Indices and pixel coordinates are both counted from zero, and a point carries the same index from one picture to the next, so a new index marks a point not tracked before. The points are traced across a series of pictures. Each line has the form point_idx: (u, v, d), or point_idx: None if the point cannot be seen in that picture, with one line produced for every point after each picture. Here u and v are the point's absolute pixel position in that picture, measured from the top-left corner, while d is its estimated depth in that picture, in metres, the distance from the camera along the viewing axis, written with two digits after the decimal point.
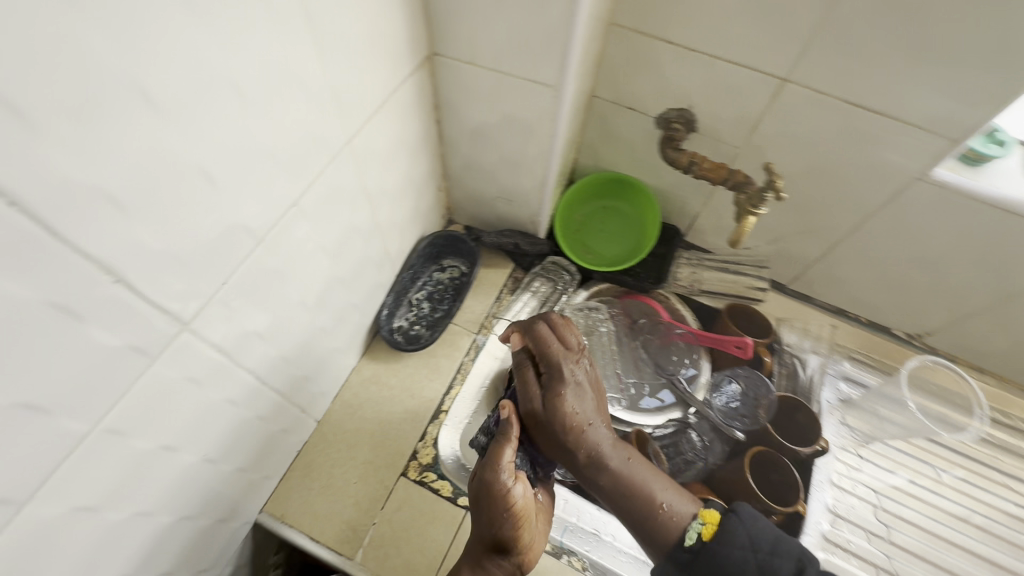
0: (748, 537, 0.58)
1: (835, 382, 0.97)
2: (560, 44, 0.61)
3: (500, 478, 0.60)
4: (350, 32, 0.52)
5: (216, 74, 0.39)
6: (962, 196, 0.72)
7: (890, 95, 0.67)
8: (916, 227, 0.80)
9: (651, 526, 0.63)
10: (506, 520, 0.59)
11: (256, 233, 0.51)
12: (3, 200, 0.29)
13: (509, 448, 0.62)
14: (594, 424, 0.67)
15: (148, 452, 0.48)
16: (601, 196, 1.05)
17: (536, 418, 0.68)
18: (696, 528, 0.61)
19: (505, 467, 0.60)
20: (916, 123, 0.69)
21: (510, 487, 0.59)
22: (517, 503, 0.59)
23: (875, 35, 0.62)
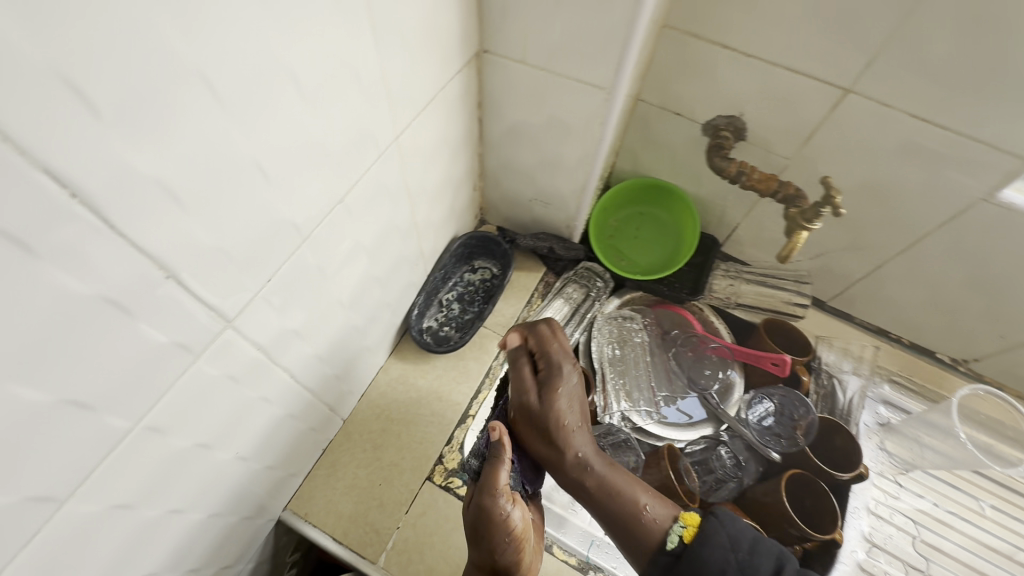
0: (727, 537, 0.57)
1: (874, 405, 0.94)
2: (619, 46, 0.59)
3: (496, 502, 0.58)
4: (407, 26, 0.51)
5: (279, 66, 0.37)
6: None
7: (961, 111, 0.64)
8: (974, 249, 0.77)
9: (633, 529, 0.63)
10: (507, 545, 0.58)
11: (302, 230, 0.49)
12: (67, 192, 0.28)
13: (505, 470, 0.60)
14: (576, 427, 0.69)
15: (184, 450, 0.47)
16: (637, 202, 1.02)
17: (529, 410, 0.70)
18: (678, 530, 0.60)
19: (503, 491, 0.58)
20: (986, 141, 0.65)
21: (508, 512, 0.58)
22: (516, 527, 0.58)
23: (952, 47, 0.59)
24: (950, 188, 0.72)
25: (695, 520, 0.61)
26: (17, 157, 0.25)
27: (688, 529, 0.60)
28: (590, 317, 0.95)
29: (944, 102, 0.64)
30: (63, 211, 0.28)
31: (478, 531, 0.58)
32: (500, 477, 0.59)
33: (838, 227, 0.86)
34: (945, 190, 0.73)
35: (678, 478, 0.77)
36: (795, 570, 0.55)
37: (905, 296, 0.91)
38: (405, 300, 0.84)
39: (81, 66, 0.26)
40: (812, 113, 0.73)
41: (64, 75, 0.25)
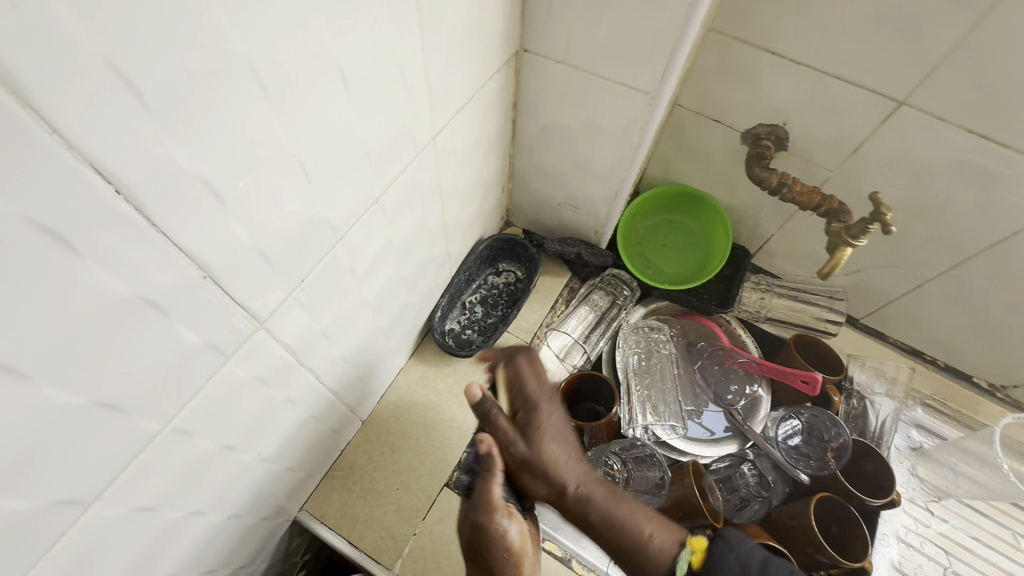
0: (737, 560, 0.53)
1: (906, 429, 0.91)
2: (668, 49, 0.57)
3: (491, 518, 0.56)
4: (453, 23, 0.49)
5: (327, 61, 0.36)
6: None
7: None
8: None
9: (642, 564, 0.57)
10: (507, 565, 0.54)
11: (337, 230, 0.48)
12: (109, 187, 0.26)
13: (499, 484, 0.59)
14: (566, 460, 0.64)
15: (209, 452, 0.46)
16: (667, 210, 0.99)
17: (519, 458, 0.63)
18: (686, 557, 0.56)
19: (498, 505, 0.56)
20: None
21: (504, 527, 0.55)
22: (514, 542, 0.55)
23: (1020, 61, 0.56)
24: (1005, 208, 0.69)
25: (702, 545, 0.57)
26: (63, 150, 0.23)
27: (695, 554, 0.56)
28: (615, 326, 0.93)
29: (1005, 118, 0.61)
30: (105, 206, 0.26)
31: (476, 551, 0.56)
32: (494, 490, 0.58)
33: (878, 244, 0.83)
34: (999, 210, 0.69)
35: (701, 495, 0.73)
36: None
37: (945, 317, 0.87)
38: (429, 302, 0.83)
39: (135, 55, 0.24)
40: (860, 124, 0.71)
41: (116, 65, 0.24)
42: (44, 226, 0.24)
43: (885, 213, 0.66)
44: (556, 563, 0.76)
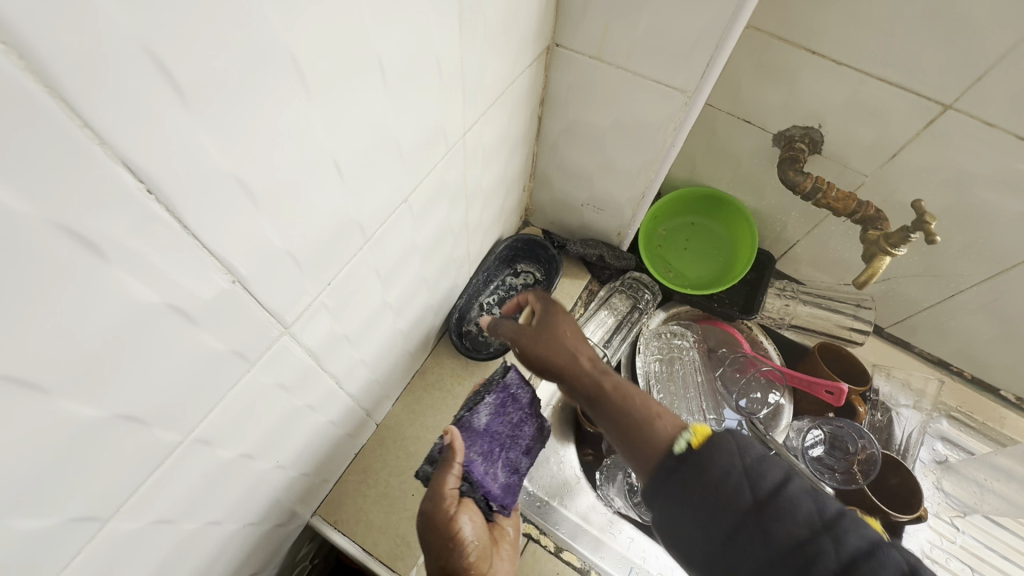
0: (737, 445, 0.45)
1: (931, 442, 0.89)
2: (710, 46, 0.54)
3: (439, 504, 0.55)
4: (491, 14, 0.47)
5: (368, 53, 0.34)
6: None
7: None
8: None
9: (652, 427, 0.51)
10: (454, 554, 0.52)
11: (366, 230, 0.45)
12: (141, 185, 0.24)
13: (453, 474, 0.58)
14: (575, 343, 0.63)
15: (228, 461, 0.44)
16: (691, 212, 0.97)
17: (542, 320, 0.65)
18: (683, 437, 0.48)
19: (447, 494, 0.56)
20: None
21: (453, 515, 0.54)
22: (463, 534, 0.53)
23: None
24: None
25: (706, 430, 0.48)
26: (94, 145, 0.21)
27: (695, 435, 0.47)
28: (635, 331, 0.91)
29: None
30: (135, 205, 0.24)
31: (423, 537, 0.54)
32: (446, 479, 0.57)
33: (911, 252, 0.81)
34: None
35: None
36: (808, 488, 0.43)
37: (977, 326, 0.85)
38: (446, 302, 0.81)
39: (174, 39, 0.22)
40: (901, 129, 0.68)
41: (153, 50, 0.21)
42: (70, 228, 0.22)
43: (930, 222, 0.63)
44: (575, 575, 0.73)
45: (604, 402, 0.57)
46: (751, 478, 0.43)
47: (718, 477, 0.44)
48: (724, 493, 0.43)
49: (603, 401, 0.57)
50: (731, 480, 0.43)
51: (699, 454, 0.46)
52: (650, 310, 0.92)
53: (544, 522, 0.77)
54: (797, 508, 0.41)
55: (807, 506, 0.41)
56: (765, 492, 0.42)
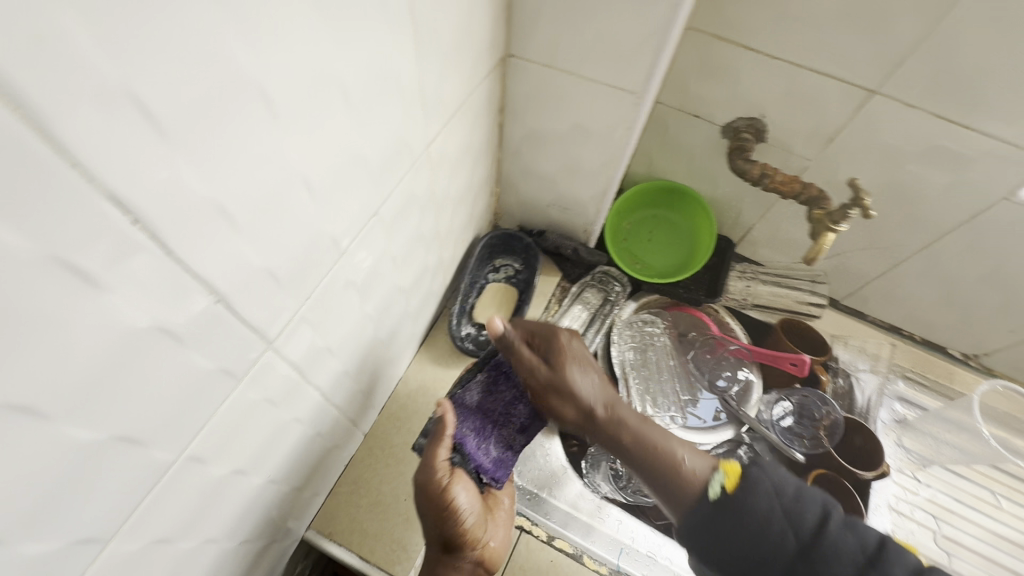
0: (772, 484, 0.51)
1: (891, 403, 0.94)
2: (652, 50, 0.58)
3: (432, 476, 0.61)
4: (444, 32, 0.49)
5: (330, 78, 0.36)
6: None
7: (987, 112, 0.65)
8: (991, 248, 0.78)
9: (676, 480, 0.58)
10: (450, 520, 0.61)
11: (339, 245, 0.47)
12: (128, 217, 0.26)
13: (444, 448, 0.63)
14: (592, 384, 0.70)
15: (222, 478, 0.45)
16: (652, 205, 1.01)
17: (544, 384, 0.71)
18: (718, 480, 0.55)
19: (439, 467, 0.62)
20: (1009, 141, 0.66)
21: (447, 485, 0.61)
22: (460, 505, 0.61)
23: (980, 52, 0.60)
24: (972, 188, 0.73)
25: (736, 468, 0.54)
26: (82, 183, 0.23)
27: (729, 478, 0.54)
28: (609, 322, 0.94)
29: (969, 103, 0.65)
30: (121, 235, 0.26)
31: (420, 503, 0.62)
32: (439, 454, 0.63)
33: (855, 228, 0.87)
34: (965, 191, 0.74)
35: None
36: (842, 519, 0.49)
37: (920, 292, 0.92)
38: (424, 310, 0.83)
39: (151, 80, 0.24)
40: (835, 115, 0.73)
41: (133, 92, 0.23)
42: (67, 262, 0.24)
43: (865, 199, 0.69)
44: (569, 560, 0.76)
45: (624, 452, 0.65)
46: (790, 511, 0.49)
47: (758, 518, 0.50)
48: (767, 536, 0.49)
49: (625, 451, 0.65)
50: (774, 519, 0.49)
51: (735, 495, 0.52)
52: (621, 300, 0.95)
53: (535, 513, 0.79)
54: (838, 545, 0.47)
55: (841, 535, 0.48)
56: (807, 533, 0.48)
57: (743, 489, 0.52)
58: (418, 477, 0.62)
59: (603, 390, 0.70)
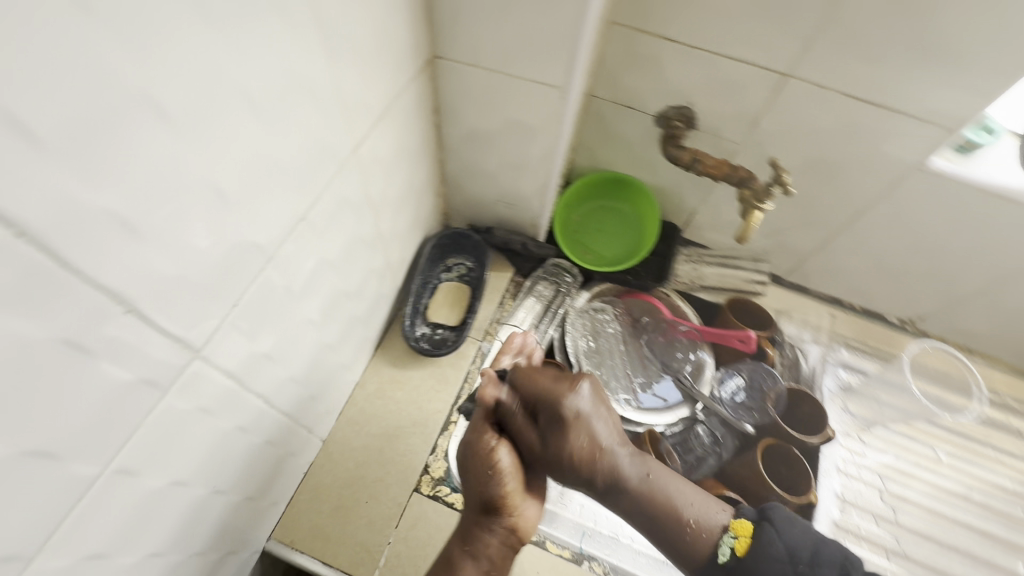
0: (785, 550, 0.61)
1: (834, 370, 0.99)
2: (569, 45, 0.60)
3: (482, 440, 0.70)
4: (357, 35, 0.50)
5: (229, 86, 0.36)
6: (957, 184, 0.75)
7: (889, 88, 0.69)
8: (911, 217, 0.83)
9: (683, 544, 0.68)
10: (492, 475, 0.67)
11: (265, 251, 0.48)
12: (10, 230, 0.26)
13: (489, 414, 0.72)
14: (608, 446, 0.72)
15: (159, 490, 0.45)
16: (599, 196, 1.04)
17: (544, 459, 0.71)
18: (729, 542, 0.65)
19: (487, 430, 0.70)
20: (912, 114, 0.70)
21: (493, 445, 0.69)
22: (502, 462, 0.67)
23: (875, 32, 0.64)
24: (886, 163, 0.77)
25: (747, 530, 0.65)
26: None
27: (740, 539, 0.64)
28: (562, 313, 0.96)
29: (873, 81, 0.69)
30: (3, 248, 0.26)
31: (467, 465, 0.70)
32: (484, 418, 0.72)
33: (788, 206, 0.91)
34: (881, 166, 0.78)
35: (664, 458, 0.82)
36: None
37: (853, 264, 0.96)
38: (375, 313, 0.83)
39: (18, 93, 0.24)
40: (756, 99, 0.77)
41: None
42: None
43: (785, 176, 0.73)
44: (533, 547, 0.78)
45: (628, 512, 0.72)
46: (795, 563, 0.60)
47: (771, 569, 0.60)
48: None
49: (629, 510, 0.72)
50: None
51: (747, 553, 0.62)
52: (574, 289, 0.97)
53: None
54: None
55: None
56: None
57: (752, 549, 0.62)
58: (468, 441, 0.71)
59: (605, 461, 0.71)
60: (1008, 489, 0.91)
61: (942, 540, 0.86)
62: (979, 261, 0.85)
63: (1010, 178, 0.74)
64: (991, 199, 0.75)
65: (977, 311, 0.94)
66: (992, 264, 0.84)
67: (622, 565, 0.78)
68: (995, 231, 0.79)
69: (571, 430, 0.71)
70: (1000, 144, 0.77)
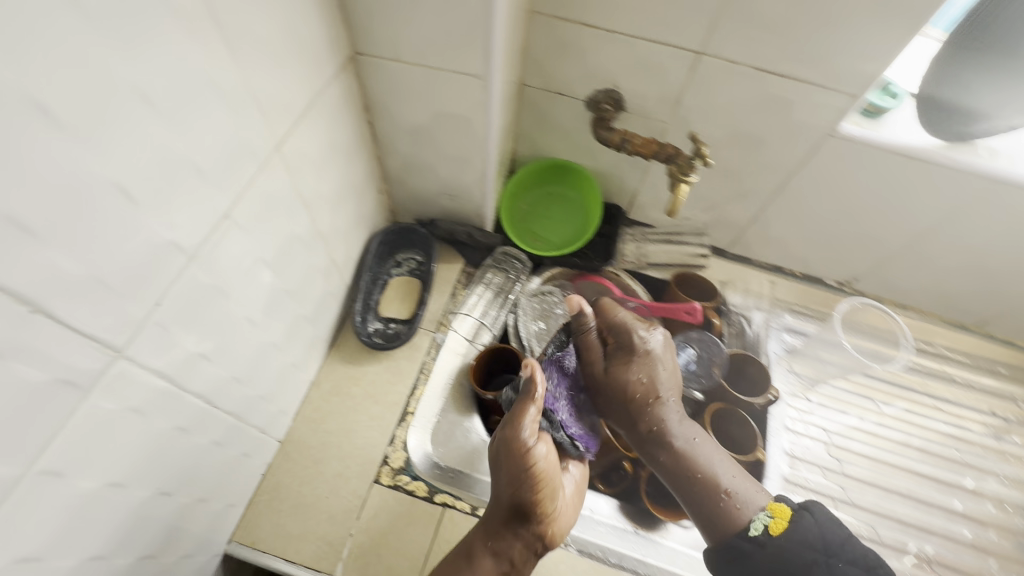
0: (818, 537, 0.67)
1: (779, 335, 1.04)
2: (483, 34, 0.62)
3: (519, 437, 0.68)
4: (265, 34, 0.51)
5: (121, 86, 0.37)
6: (868, 146, 0.79)
7: (794, 60, 0.73)
8: (831, 182, 0.87)
9: (719, 518, 0.72)
10: (525, 478, 0.67)
11: (187, 250, 0.49)
12: None
13: (532, 408, 0.70)
14: (662, 400, 0.80)
15: (92, 491, 0.45)
16: (544, 183, 1.07)
17: (598, 379, 0.84)
18: (763, 520, 0.69)
19: (527, 426, 0.69)
20: (819, 83, 0.74)
21: (531, 446, 0.68)
22: (536, 466, 0.67)
23: (773, 6, 0.67)
24: (802, 131, 0.81)
25: (784, 513, 0.69)
26: None
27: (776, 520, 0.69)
28: (512, 299, 0.99)
29: (779, 53, 0.73)
30: None
31: (500, 459, 0.70)
32: (528, 414, 0.69)
33: (721, 180, 0.95)
34: (798, 134, 0.82)
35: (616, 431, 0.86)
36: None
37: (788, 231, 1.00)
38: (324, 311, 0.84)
39: None
40: (675, 78, 0.80)
41: None
42: None
43: (701, 150, 0.77)
44: None
45: (670, 474, 0.77)
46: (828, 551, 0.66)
47: (806, 556, 0.66)
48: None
49: (670, 475, 0.78)
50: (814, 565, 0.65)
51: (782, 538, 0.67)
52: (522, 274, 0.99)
53: (461, 488, 0.82)
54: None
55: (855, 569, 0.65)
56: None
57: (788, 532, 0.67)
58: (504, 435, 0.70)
59: (661, 413, 0.79)
60: (945, 433, 0.98)
61: (885, 485, 0.92)
62: (899, 220, 0.90)
63: (916, 136, 0.79)
64: (901, 158, 0.79)
65: (906, 268, 0.99)
66: (911, 221, 0.89)
67: (582, 536, 0.80)
68: (909, 189, 0.83)
69: (634, 362, 0.81)
70: (905, 106, 0.82)
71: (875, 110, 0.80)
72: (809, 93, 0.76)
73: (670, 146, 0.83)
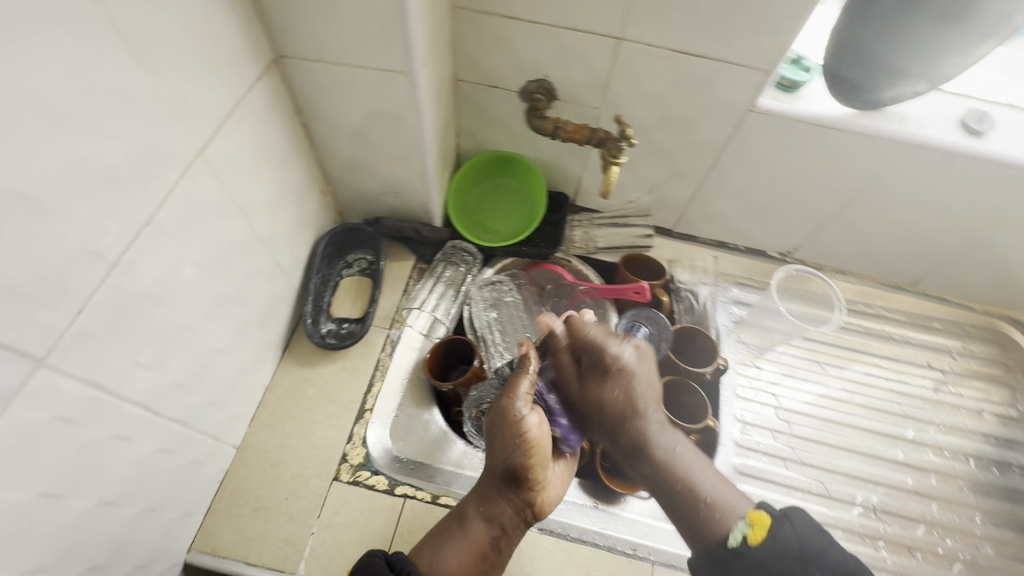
0: (797, 541, 0.67)
1: (727, 307, 1.11)
2: (400, 31, 0.64)
3: (507, 401, 0.73)
4: (174, 41, 0.52)
5: (15, 97, 0.38)
6: (786, 119, 0.84)
7: (708, 41, 0.76)
8: (759, 156, 0.92)
9: (704, 524, 0.73)
10: (518, 445, 0.70)
11: (109, 259, 0.49)
12: None
13: (525, 381, 0.76)
14: (647, 408, 0.83)
15: (25, 503, 0.46)
16: (490, 176, 1.09)
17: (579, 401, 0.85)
18: (736, 524, 0.69)
19: (520, 395, 0.73)
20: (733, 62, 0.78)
21: (523, 415, 0.71)
22: (529, 433, 0.71)
23: None
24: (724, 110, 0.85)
25: (761, 521, 0.69)
26: None
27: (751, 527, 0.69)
28: (465, 291, 1.02)
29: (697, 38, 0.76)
30: None
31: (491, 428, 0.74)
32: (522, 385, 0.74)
33: (657, 162, 0.99)
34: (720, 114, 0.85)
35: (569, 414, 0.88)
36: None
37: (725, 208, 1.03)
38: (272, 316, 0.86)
39: None
40: (600, 65, 0.83)
41: None
42: None
43: (626, 137, 0.81)
44: None
45: (652, 486, 0.80)
46: (807, 559, 0.65)
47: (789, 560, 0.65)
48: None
49: (652, 482, 0.80)
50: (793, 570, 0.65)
51: (762, 547, 0.67)
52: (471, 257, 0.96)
53: (422, 480, 0.83)
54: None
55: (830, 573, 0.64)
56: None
57: (768, 542, 0.68)
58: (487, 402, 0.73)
59: (651, 421, 0.82)
60: (885, 388, 1.06)
61: (831, 441, 1.00)
62: (825, 189, 0.95)
63: (829, 107, 0.84)
64: (817, 129, 0.84)
65: (839, 234, 1.05)
66: (836, 189, 0.94)
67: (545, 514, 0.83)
68: (829, 158, 0.88)
69: (615, 381, 0.83)
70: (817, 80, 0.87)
71: (790, 87, 0.85)
72: (726, 74, 0.79)
73: (603, 132, 0.86)
